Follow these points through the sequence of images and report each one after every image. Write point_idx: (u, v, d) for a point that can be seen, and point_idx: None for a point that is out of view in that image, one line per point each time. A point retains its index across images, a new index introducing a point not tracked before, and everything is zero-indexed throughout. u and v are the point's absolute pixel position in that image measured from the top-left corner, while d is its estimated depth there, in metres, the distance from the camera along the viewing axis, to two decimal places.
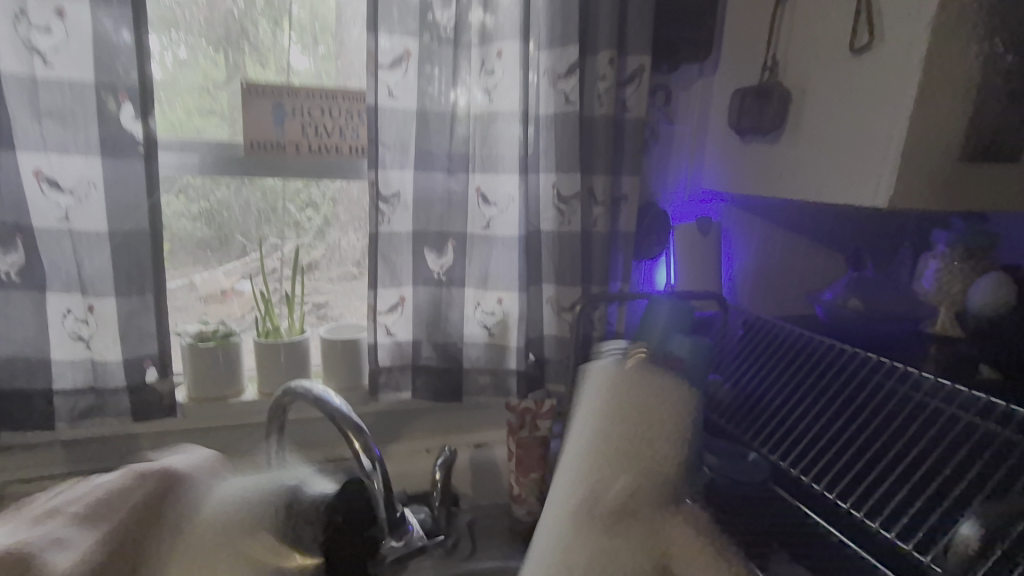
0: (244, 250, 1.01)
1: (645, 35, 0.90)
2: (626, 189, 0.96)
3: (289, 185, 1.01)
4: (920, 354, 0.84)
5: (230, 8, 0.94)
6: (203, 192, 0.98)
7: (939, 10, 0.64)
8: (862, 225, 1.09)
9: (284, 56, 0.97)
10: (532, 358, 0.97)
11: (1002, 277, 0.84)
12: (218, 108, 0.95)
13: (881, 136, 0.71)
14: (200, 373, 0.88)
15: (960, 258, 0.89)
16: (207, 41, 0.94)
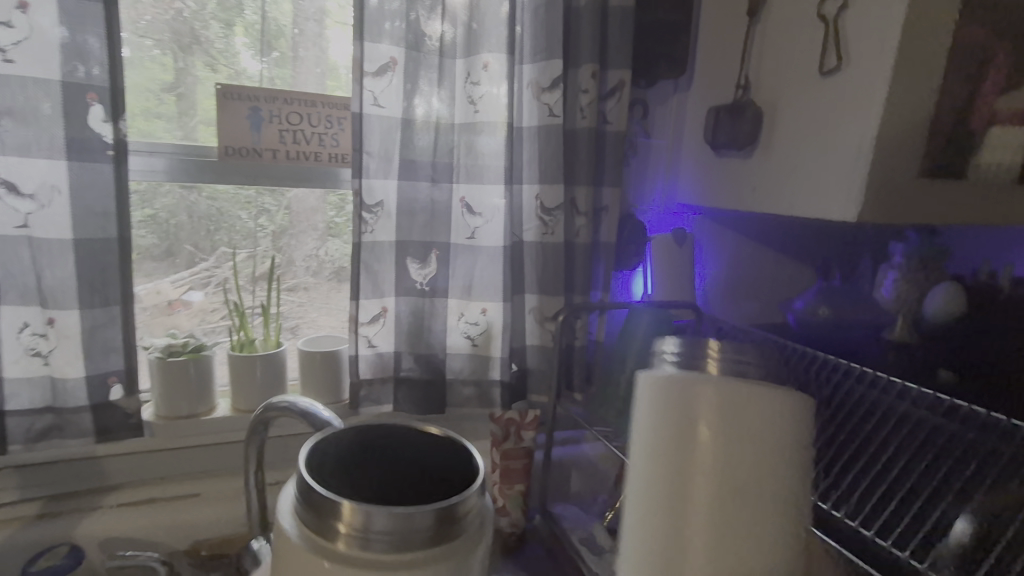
0: (192, 260, 0.97)
1: (624, 52, 0.92)
2: (606, 201, 0.98)
3: (238, 194, 0.97)
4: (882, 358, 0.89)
5: (180, 9, 0.90)
6: (147, 195, 0.92)
7: (904, 40, 0.69)
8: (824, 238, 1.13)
9: (236, 60, 0.94)
10: (516, 369, 1.00)
11: (954, 286, 0.91)
12: (165, 112, 0.91)
13: (850, 155, 0.75)
14: (169, 389, 0.83)
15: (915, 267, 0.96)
16: (155, 43, 0.90)
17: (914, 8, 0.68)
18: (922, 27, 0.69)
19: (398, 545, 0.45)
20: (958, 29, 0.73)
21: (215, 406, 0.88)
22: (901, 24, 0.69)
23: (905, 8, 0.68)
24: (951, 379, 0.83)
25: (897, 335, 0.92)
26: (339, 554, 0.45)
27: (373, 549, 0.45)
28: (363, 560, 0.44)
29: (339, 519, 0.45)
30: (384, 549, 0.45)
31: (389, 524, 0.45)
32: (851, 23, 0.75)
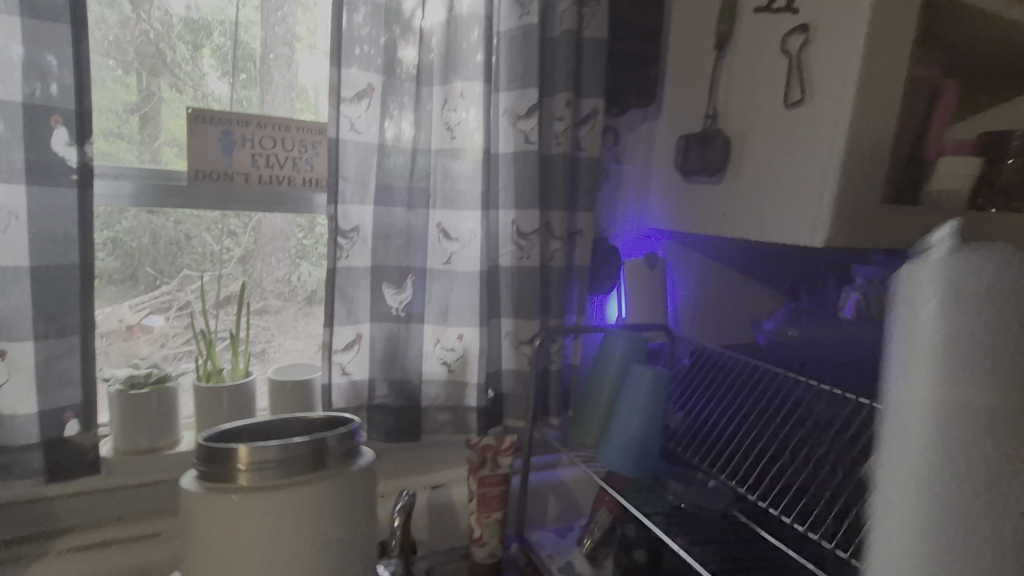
0: (154, 284, 0.93)
1: (597, 81, 0.94)
2: (582, 225, 0.99)
3: (205, 215, 0.94)
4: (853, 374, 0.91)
5: (145, 30, 0.89)
6: (107, 220, 0.89)
7: (862, 76, 0.73)
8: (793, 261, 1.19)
9: (203, 82, 0.92)
10: (492, 395, 0.99)
11: None
12: (128, 132, 0.88)
13: (817, 184, 0.78)
14: (130, 422, 0.79)
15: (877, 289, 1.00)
16: (115, 63, 0.88)
17: (871, 47, 0.72)
18: (880, 64, 0.73)
19: (287, 469, 0.59)
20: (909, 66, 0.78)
21: (178, 440, 0.85)
22: (860, 62, 0.72)
23: (863, 47, 0.72)
24: None
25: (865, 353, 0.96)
26: (241, 487, 0.58)
27: (267, 474, 0.59)
28: (262, 483, 0.58)
29: (238, 460, 0.59)
30: (277, 472, 0.59)
31: (280, 455, 0.59)
32: (813, 59, 0.78)
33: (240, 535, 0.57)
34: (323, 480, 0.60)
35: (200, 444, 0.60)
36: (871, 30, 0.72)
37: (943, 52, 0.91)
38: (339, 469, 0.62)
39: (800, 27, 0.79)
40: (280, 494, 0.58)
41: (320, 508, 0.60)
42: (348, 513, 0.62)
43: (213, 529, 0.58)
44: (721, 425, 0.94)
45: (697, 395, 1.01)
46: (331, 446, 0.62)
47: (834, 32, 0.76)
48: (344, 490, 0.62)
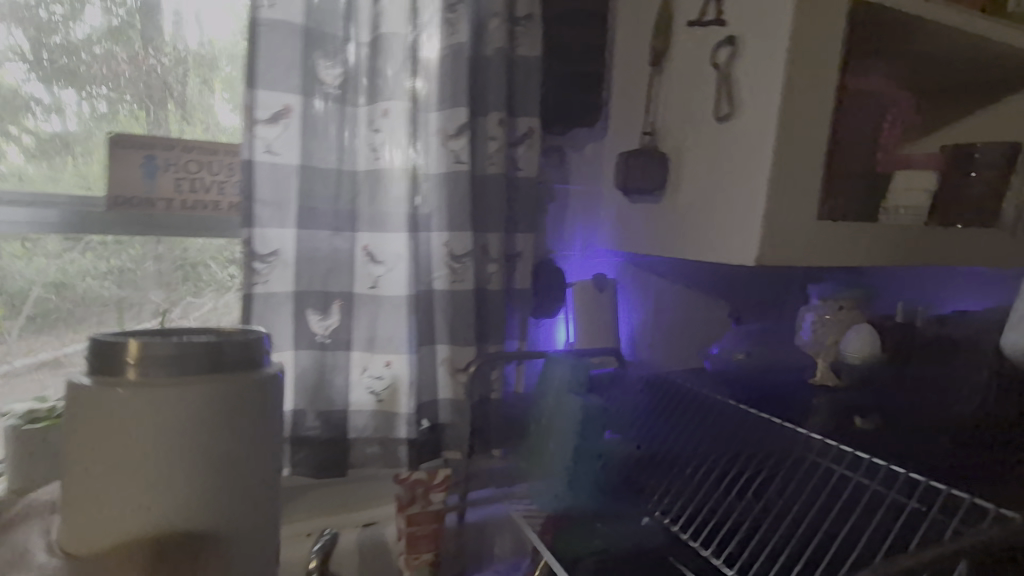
0: (157, 312, 0.93)
1: (533, 100, 0.91)
2: (520, 247, 0.95)
3: (209, 244, 0.93)
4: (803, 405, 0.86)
5: (153, 65, 0.90)
6: (114, 249, 0.89)
7: (784, 91, 0.69)
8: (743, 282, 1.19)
9: (212, 113, 0.92)
10: (425, 426, 0.94)
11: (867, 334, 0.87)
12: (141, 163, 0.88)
13: (745, 204, 0.73)
14: (26, 459, 0.75)
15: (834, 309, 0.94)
16: (129, 97, 0.89)
17: (793, 59, 0.69)
18: (804, 77, 0.70)
19: (180, 367, 0.54)
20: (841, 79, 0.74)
21: None
22: (782, 75, 0.69)
23: (784, 60, 0.69)
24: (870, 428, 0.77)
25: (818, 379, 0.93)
26: (129, 382, 0.53)
27: (157, 369, 0.53)
28: (149, 378, 0.53)
29: (126, 355, 0.53)
30: (169, 369, 0.53)
31: (174, 352, 0.54)
32: (740, 72, 0.74)
33: (117, 430, 0.52)
34: (215, 382, 0.54)
35: (95, 344, 0.55)
36: (792, 42, 0.68)
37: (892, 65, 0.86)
38: (240, 374, 0.56)
39: (727, 39, 0.76)
40: (169, 391, 0.52)
41: (190, 415, 0.53)
42: (235, 423, 0.55)
43: (90, 426, 0.53)
44: (666, 457, 0.87)
45: (645, 424, 0.94)
46: (230, 352, 0.56)
47: (758, 44, 0.72)
48: (235, 396, 0.55)
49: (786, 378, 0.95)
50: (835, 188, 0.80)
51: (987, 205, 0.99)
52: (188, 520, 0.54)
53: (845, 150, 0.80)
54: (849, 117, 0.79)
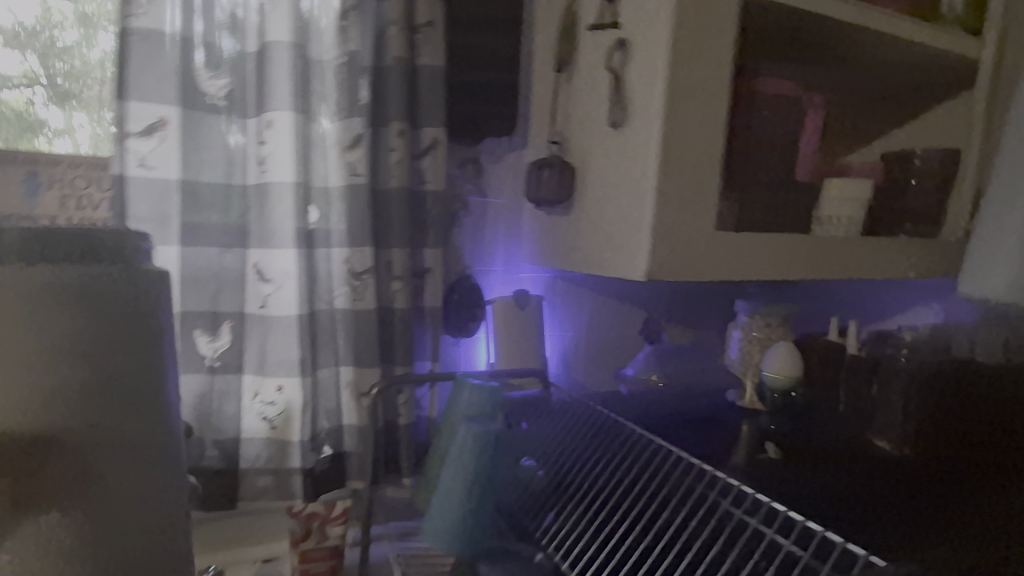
0: None
1: (437, 109, 0.86)
2: (428, 263, 0.91)
3: None
4: (726, 438, 0.80)
5: None
6: None
7: (668, 94, 0.64)
8: (678, 296, 1.15)
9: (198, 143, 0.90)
10: (326, 453, 0.90)
11: (787, 348, 0.81)
12: None
13: (635, 217, 0.68)
14: None
15: (760, 326, 0.90)
16: None
17: (677, 60, 0.63)
18: (692, 80, 0.65)
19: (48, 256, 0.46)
20: (737, 82, 0.69)
21: None
22: (665, 77, 0.63)
23: (667, 61, 0.63)
24: (777, 459, 0.74)
25: (748, 403, 0.89)
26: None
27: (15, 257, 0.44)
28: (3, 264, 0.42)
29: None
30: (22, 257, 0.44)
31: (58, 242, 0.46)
32: (630, 76, 0.69)
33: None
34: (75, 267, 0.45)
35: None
36: (674, 41, 0.63)
37: (812, 67, 0.81)
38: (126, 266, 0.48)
39: (619, 41, 0.71)
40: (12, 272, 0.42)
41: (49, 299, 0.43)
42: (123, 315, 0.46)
43: None
44: (562, 484, 0.82)
45: (551, 448, 0.90)
46: (105, 249, 0.49)
47: (645, 44, 0.67)
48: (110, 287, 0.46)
49: (708, 401, 0.90)
50: (742, 199, 0.75)
51: (929, 216, 0.93)
52: (88, 415, 0.44)
53: (751, 159, 0.75)
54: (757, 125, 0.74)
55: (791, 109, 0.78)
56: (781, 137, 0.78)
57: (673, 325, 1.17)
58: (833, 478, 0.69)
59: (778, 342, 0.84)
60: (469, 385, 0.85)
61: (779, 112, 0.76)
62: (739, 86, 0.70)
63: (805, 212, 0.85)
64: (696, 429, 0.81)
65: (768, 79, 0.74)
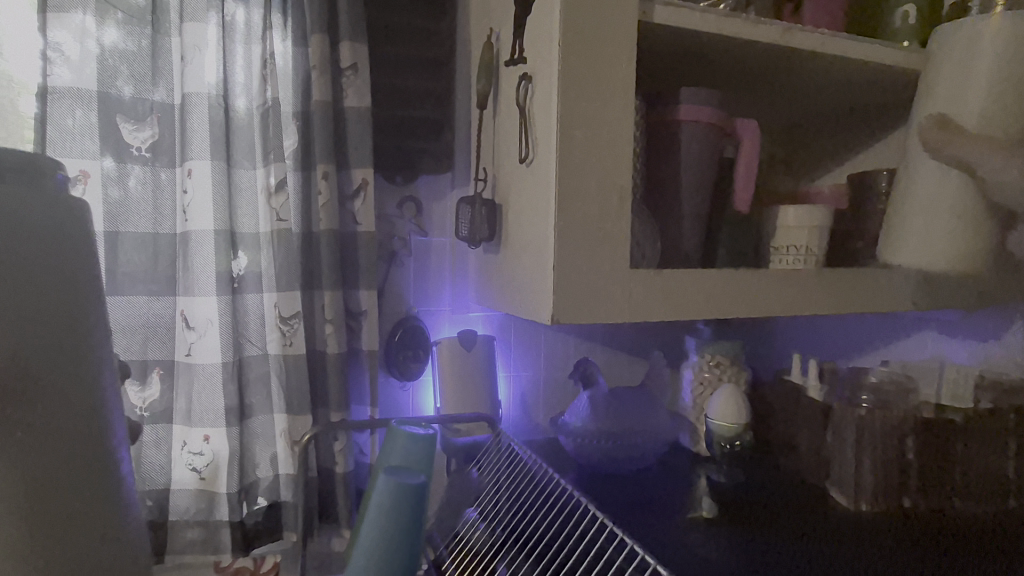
0: None
1: (364, 150, 0.86)
2: (363, 305, 0.89)
3: None
4: (678, 502, 0.80)
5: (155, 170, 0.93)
6: None
7: (559, 127, 0.67)
8: (639, 333, 1.11)
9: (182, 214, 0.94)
10: (261, 505, 0.87)
11: (732, 392, 0.89)
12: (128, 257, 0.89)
13: (541, 251, 0.70)
14: None
15: (710, 366, 0.97)
16: None
17: (568, 96, 0.67)
18: (577, 120, 0.67)
19: None
20: (646, 113, 0.75)
21: None
22: (557, 110, 0.67)
23: (558, 97, 0.67)
24: (704, 518, 0.75)
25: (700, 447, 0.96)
26: None
27: None
28: None
29: None
30: None
31: None
32: (533, 111, 0.72)
33: None
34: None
35: None
36: (562, 77, 0.67)
37: (730, 96, 0.82)
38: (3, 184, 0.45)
39: (524, 76, 0.74)
40: None
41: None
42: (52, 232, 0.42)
43: None
44: (496, 534, 0.78)
45: (495, 495, 0.85)
46: None
47: (542, 80, 0.70)
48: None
49: (654, 440, 0.88)
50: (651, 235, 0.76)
51: None
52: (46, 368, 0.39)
53: (666, 194, 0.78)
54: (661, 161, 0.77)
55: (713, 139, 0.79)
56: (705, 170, 0.79)
57: (631, 362, 1.12)
58: (756, 546, 0.68)
59: (722, 386, 0.91)
60: (406, 433, 0.79)
61: (697, 142, 0.78)
62: (647, 117, 0.75)
63: (741, 243, 0.82)
64: (643, 490, 0.84)
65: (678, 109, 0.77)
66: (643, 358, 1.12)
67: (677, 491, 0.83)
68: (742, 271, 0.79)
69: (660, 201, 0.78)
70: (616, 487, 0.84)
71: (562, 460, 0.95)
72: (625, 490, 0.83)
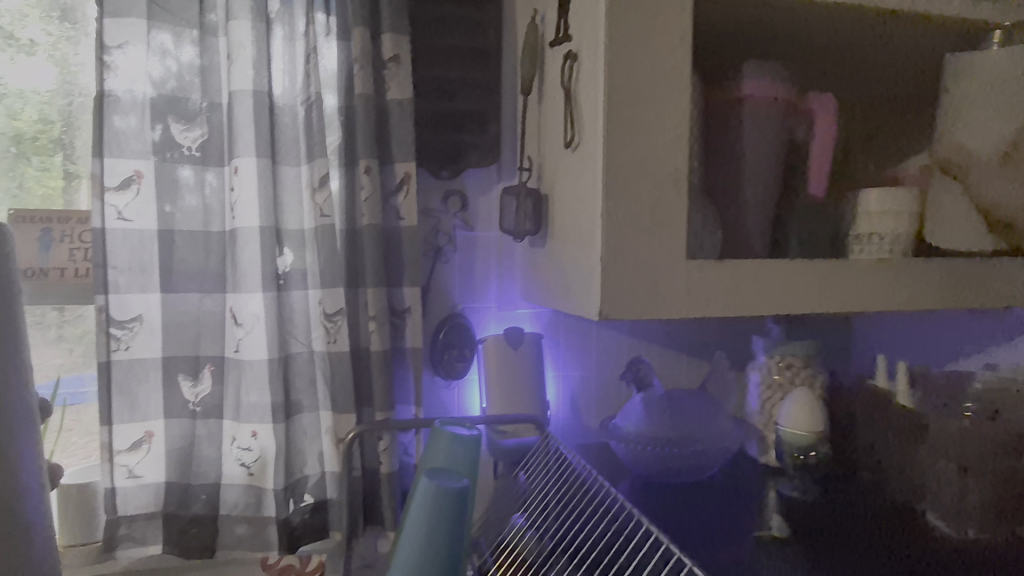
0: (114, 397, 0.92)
1: (406, 144, 0.84)
2: (406, 302, 0.87)
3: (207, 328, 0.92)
4: (743, 518, 0.73)
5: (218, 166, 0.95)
6: None
7: (606, 104, 0.62)
8: (700, 332, 1.04)
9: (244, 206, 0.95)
10: (307, 503, 0.87)
11: (803, 396, 0.80)
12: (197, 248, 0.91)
13: (587, 241, 0.66)
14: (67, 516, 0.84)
15: (780, 368, 0.88)
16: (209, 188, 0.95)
17: (615, 73, 0.61)
18: (627, 97, 0.62)
19: None
20: (704, 92, 0.68)
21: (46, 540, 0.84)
22: (603, 88, 0.62)
23: (604, 75, 0.62)
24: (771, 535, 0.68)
25: (768, 457, 0.87)
26: None
27: None
28: None
29: None
30: None
31: None
32: (579, 93, 0.68)
33: None
34: None
35: None
36: (609, 53, 0.61)
37: (802, 68, 0.74)
38: None
39: (569, 55, 0.69)
40: None
41: None
42: None
43: None
44: (542, 539, 0.74)
45: (541, 499, 0.81)
46: None
47: (587, 59, 0.65)
48: None
49: (716, 448, 0.81)
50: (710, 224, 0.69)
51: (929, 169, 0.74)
52: None
53: (728, 180, 0.71)
54: (723, 141, 0.70)
55: (779, 118, 0.72)
56: (771, 152, 0.72)
57: (691, 364, 1.04)
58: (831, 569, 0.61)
59: (794, 390, 0.83)
60: (450, 433, 0.76)
61: (761, 122, 0.71)
62: (706, 96, 0.68)
63: (817, 231, 0.74)
64: (701, 503, 0.77)
65: (739, 87, 0.70)
66: (704, 360, 1.04)
67: (743, 507, 0.76)
68: (817, 262, 0.71)
69: (722, 185, 0.71)
70: (672, 497, 0.78)
71: (615, 468, 0.89)
72: (681, 501, 0.77)
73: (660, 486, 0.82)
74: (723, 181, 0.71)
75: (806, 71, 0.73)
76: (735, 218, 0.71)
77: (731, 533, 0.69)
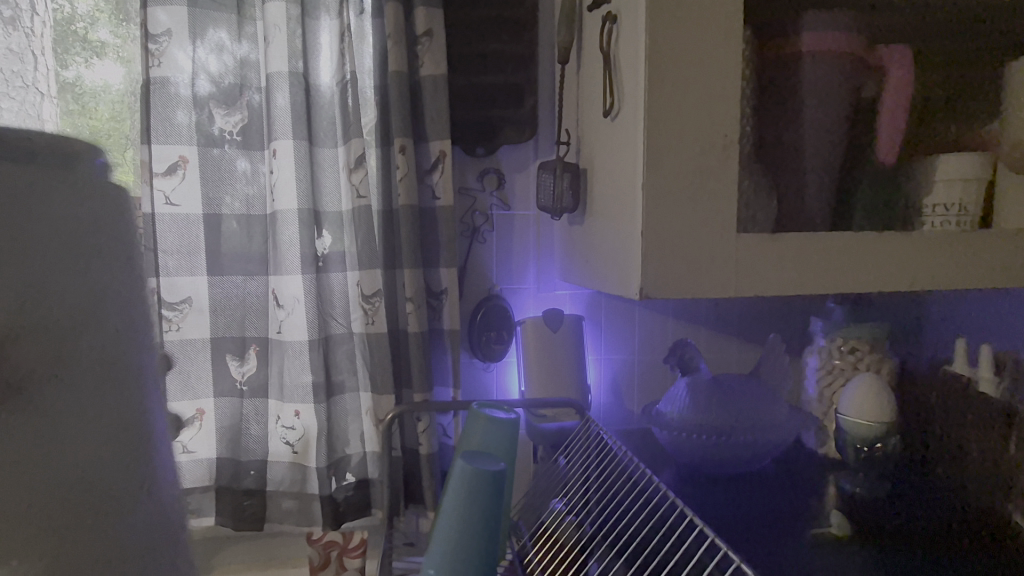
0: None
1: (441, 120, 0.82)
2: (444, 282, 0.85)
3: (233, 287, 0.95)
4: (801, 514, 0.68)
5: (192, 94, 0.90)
6: None
7: (648, 62, 0.57)
8: (753, 315, 0.98)
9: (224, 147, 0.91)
10: (350, 481, 0.88)
11: (868, 382, 0.74)
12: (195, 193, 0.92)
13: (627, 214, 0.62)
14: None
15: (841, 352, 0.81)
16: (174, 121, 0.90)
17: (659, 30, 0.57)
18: (672, 57, 0.57)
19: None
20: (758, 47, 0.62)
21: None
22: (645, 47, 0.57)
23: (645, 33, 0.57)
24: (836, 533, 0.63)
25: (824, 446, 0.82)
26: None
27: None
28: None
29: None
30: None
31: None
32: (618, 56, 0.63)
33: None
34: None
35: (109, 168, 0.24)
36: (652, 8, 0.57)
37: (871, 19, 0.66)
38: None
39: (608, 16, 0.65)
40: None
41: None
42: None
43: None
44: (582, 525, 0.72)
45: (583, 484, 0.78)
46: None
47: (628, 19, 0.61)
48: None
49: (769, 437, 0.76)
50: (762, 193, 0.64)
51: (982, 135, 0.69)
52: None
53: (782, 147, 0.65)
54: (779, 101, 0.64)
55: (844, 74, 0.65)
56: (834, 114, 0.66)
57: (742, 347, 0.98)
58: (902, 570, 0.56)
59: (859, 375, 0.76)
60: (489, 416, 0.75)
61: (824, 79, 0.65)
62: (761, 53, 0.62)
63: (885, 201, 0.67)
64: (755, 497, 0.73)
65: (798, 41, 0.64)
66: (755, 344, 0.98)
67: (799, 500, 0.71)
68: (887, 235, 0.64)
69: (777, 152, 0.65)
70: (721, 487, 0.75)
71: (658, 455, 0.86)
72: (731, 493, 0.74)
73: (707, 474, 0.78)
74: (778, 147, 0.65)
75: (874, 22, 0.66)
76: (791, 190, 0.65)
77: (783, 528, 0.65)
